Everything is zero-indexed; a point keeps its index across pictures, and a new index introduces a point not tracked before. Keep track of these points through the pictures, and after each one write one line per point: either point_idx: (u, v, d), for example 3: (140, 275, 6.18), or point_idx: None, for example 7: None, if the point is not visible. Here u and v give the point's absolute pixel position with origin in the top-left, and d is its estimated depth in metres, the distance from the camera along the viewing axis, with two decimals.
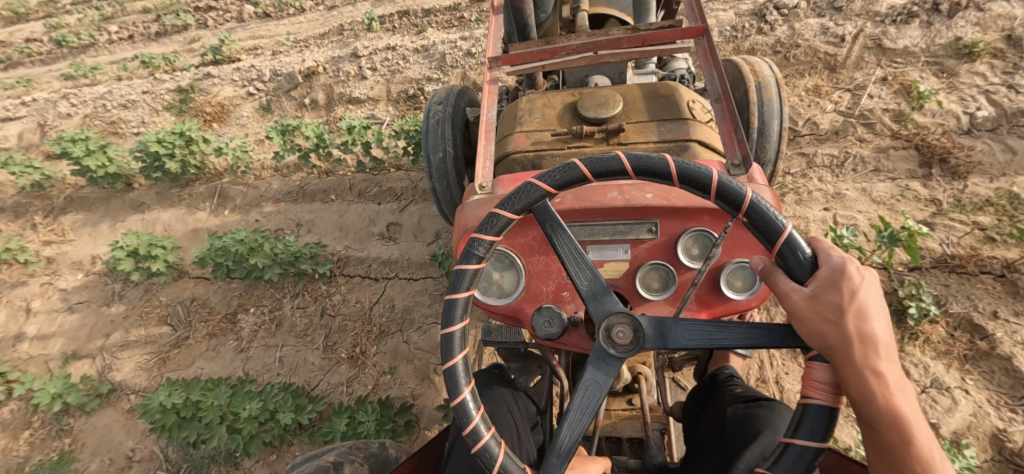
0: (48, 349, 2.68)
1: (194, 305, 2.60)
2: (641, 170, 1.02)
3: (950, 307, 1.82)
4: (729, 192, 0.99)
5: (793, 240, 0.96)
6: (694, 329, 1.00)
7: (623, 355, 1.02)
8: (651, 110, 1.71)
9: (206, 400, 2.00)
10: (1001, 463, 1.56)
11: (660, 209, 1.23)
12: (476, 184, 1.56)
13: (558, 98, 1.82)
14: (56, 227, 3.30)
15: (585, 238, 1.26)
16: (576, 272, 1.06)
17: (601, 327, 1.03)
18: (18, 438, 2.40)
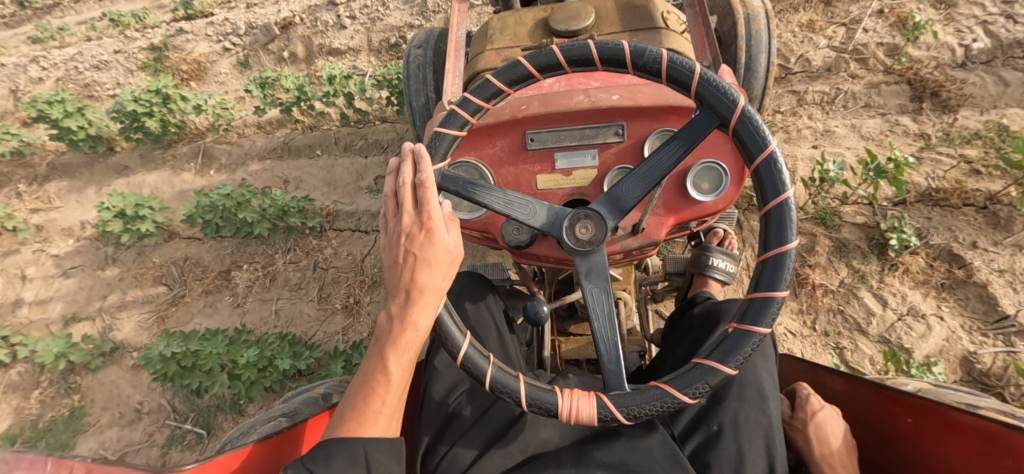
0: (48, 313, 2.73)
1: (187, 264, 2.61)
2: (638, 65, 1.11)
3: (931, 239, 1.85)
4: (713, 94, 1.08)
5: (774, 162, 1.06)
6: (603, 294, 1.11)
7: (570, 238, 1.11)
8: (624, 22, 1.72)
9: (205, 348, 2.06)
10: (969, 383, 1.66)
11: (626, 110, 1.28)
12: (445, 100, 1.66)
13: (530, 14, 1.82)
14: (42, 195, 3.26)
15: (551, 144, 1.31)
16: (632, 180, 1.11)
17: (575, 213, 1.11)
18: (29, 397, 2.49)
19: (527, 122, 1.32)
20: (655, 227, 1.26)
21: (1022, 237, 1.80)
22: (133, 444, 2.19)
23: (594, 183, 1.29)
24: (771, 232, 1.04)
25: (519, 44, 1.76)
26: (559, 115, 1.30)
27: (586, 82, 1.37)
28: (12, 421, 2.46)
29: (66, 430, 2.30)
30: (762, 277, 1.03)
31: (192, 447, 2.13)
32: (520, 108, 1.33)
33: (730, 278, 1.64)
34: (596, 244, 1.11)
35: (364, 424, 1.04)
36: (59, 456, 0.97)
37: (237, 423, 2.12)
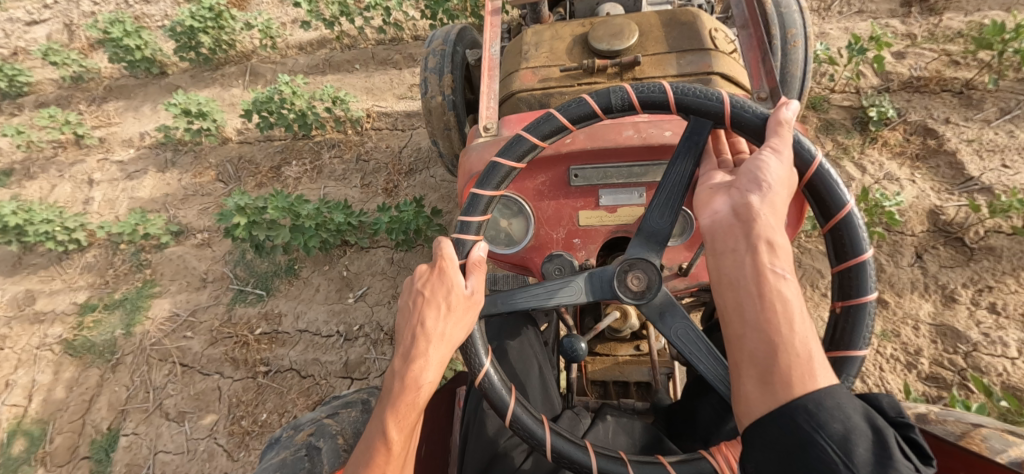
0: (116, 207, 3.05)
1: (241, 163, 2.92)
2: (739, 124, 1.02)
3: (908, 117, 2.08)
4: (793, 145, 1.01)
5: (827, 177, 0.99)
6: (686, 333, 1.06)
7: (626, 297, 1.09)
8: (669, 41, 1.73)
9: (272, 202, 2.32)
10: (934, 233, 1.89)
11: (679, 146, 1.21)
12: (480, 124, 1.61)
13: (567, 30, 1.86)
14: (102, 114, 3.58)
15: (596, 180, 1.26)
16: (655, 209, 1.07)
17: (618, 270, 1.09)
18: (106, 274, 2.83)
19: (570, 157, 1.25)
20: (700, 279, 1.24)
21: (990, 113, 2.02)
22: (201, 303, 2.52)
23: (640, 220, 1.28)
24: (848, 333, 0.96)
25: (556, 65, 1.77)
26: (605, 150, 1.23)
27: (633, 116, 1.28)
28: (92, 292, 2.79)
29: (142, 297, 2.65)
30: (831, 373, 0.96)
31: (253, 305, 2.43)
32: (562, 142, 1.25)
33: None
34: (653, 292, 1.08)
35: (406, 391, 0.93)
36: None
37: (292, 284, 2.44)
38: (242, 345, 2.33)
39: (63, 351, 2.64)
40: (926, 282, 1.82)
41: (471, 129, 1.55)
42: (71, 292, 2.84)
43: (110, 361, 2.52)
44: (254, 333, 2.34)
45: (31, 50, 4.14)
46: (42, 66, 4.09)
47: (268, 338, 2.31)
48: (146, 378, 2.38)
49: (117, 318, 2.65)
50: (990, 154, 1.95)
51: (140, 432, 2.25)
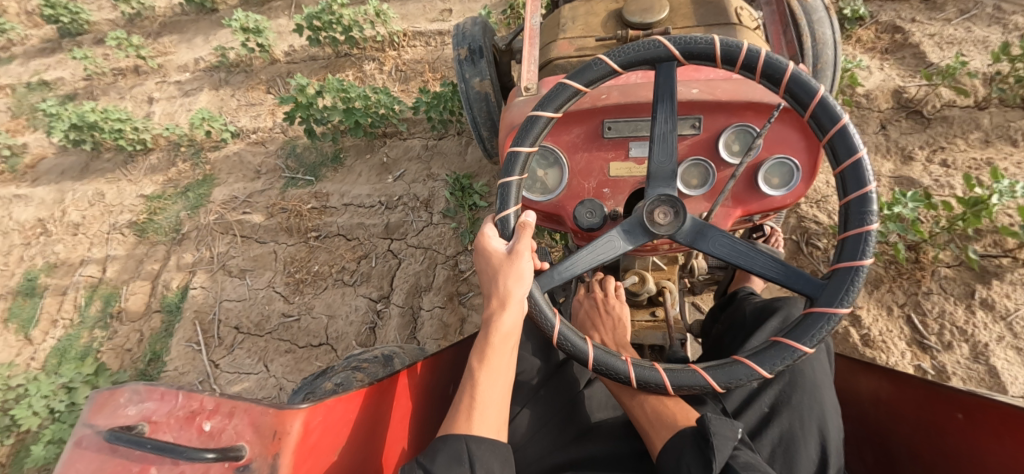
0: (175, 117, 3.41)
1: (289, 77, 3.27)
2: (726, 59, 1.17)
3: (879, 18, 2.40)
4: (798, 84, 1.15)
5: (826, 102, 1.15)
6: (724, 241, 1.21)
7: (654, 232, 1.22)
8: (696, 16, 2.01)
9: (328, 83, 2.65)
10: (898, 110, 2.19)
11: (704, 104, 1.35)
12: (521, 85, 1.83)
13: (601, 6, 2.15)
14: (159, 45, 3.87)
15: (628, 133, 1.44)
16: (658, 150, 1.22)
17: (645, 209, 1.22)
18: (168, 172, 3.20)
19: (605, 111, 1.43)
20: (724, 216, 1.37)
21: (951, 13, 2.34)
22: (257, 188, 2.87)
23: None
24: (850, 211, 1.12)
25: (592, 36, 2.05)
26: (636, 106, 1.41)
27: None
28: (157, 186, 3.17)
29: (203, 188, 3.01)
30: (845, 249, 1.13)
31: (304, 187, 2.77)
32: (600, 98, 1.44)
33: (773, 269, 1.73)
34: (671, 230, 1.22)
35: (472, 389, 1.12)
36: (190, 389, 1.05)
37: (338, 171, 2.77)
38: (294, 215, 2.66)
39: (134, 232, 3.04)
40: (887, 145, 2.12)
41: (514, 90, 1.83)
42: (137, 187, 3.22)
43: (177, 237, 2.90)
44: (305, 206, 2.67)
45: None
46: (101, 9, 4.48)
47: (317, 210, 2.64)
48: (210, 247, 2.74)
49: (181, 205, 3.02)
50: (949, 45, 2.26)
51: (207, 286, 2.61)
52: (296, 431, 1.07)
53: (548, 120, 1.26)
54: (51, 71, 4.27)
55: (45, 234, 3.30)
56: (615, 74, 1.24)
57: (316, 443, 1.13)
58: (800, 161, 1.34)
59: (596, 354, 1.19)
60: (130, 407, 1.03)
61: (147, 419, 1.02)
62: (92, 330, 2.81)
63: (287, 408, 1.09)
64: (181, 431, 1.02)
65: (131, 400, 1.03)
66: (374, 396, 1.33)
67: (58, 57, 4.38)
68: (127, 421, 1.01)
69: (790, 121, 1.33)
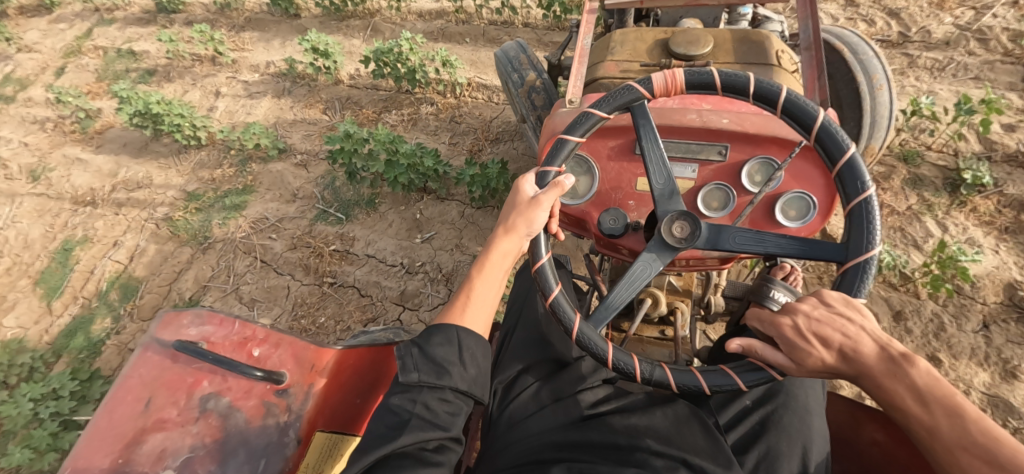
0: (232, 117, 3.42)
1: (348, 103, 3.19)
2: (757, 95, 1.23)
3: (1007, 190, 2.17)
4: (806, 120, 1.20)
5: (852, 162, 1.17)
6: (741, 237, 1.24)
7: (675, 244, 1.24)
8: (739, 54, 2.01)
9: (375, 135, 2.52)
10: (1009, 306, 1.95)
11: (731, 134, 1.40)
12: (566, 99, 1.83)
13: (651, 35, 2.11)
14: (238, 40, 3.91)
15: (657, 154, 1.44)
16: (654, 173, 1.28)
17: (663, 222, 1.25)
18: (213, 172, 3.20)
19: (640, 131, 1.46)
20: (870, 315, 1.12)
21: None
22: (289, 214, 2.80)
23: (688, 193, 1.41)
24: (855, 245, 1.15)
25: (636, 60, 2.07)
26: (668, 127, 1.43)
27: (698, 104, 1.50)
28: (198, 184, 3.19)
29: (239, 198, 2.99)
30: (846, 280, 1.15)
31: (332, 224, 2.68)
32: (637, 114, 1.47)
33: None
34: (685, 243, 1.23)
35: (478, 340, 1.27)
36: (245, 320, 1.31)
37: (369, 215, 2.66)
38: (317, 254, 2.58)
39: (166, 228, 3.07)
40: (986, 349, 1.87)
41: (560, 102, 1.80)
42: (182, 181, 3.25)
43: (203, 244, 2.89)
44: (328, 247, 2.59)
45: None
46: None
47: (339, 254, 2.55)
48: (231, 266, 2.71)
49: (217, 209, 3.03)
50: None
51: (216, 306, 2.56)
52: (327, 366, 1.33)
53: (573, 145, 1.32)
54: (139, 41, 4.47)
55: (91, 207, 3.41)
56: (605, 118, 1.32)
57: (344, 379, 1.35)
58: (818, 198, 1.35)
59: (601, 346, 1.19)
60: (191, 328, 1.25)
61: (205, 339, 1.25)
62: (104, 318, 2.84)
63: (322, 348, 1.35)
64: (232, 353, 1.26)
65: (191, 321, 1.26)
66: (398, 351, 1.50)
67: (150, 29, 4.57)
68: (189, 338, 1.23)
69: (812, 158, 1.36)
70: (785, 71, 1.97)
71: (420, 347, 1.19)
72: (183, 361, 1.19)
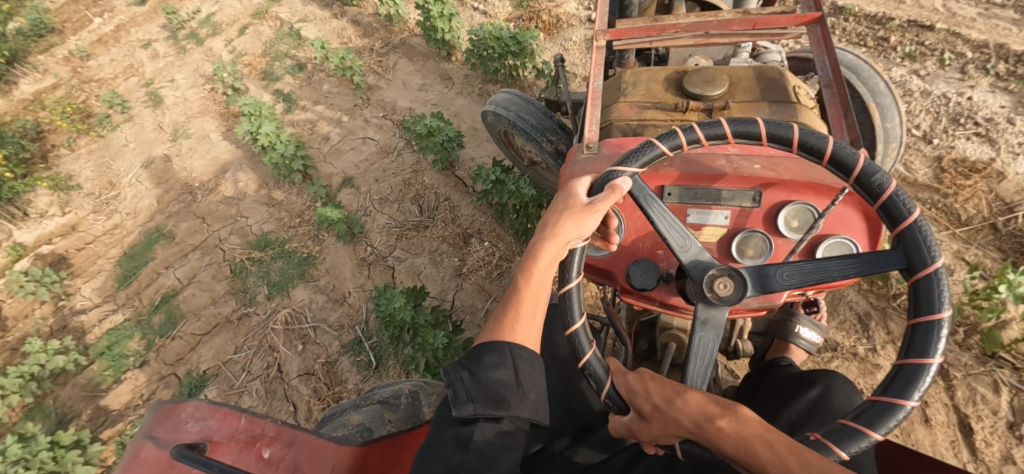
0: (338, 160, 3.07)
1: (445, 204, 2.66)
2: (802, 146, 1.27)
3: None
4: (866, 178, 1.24)
5: (896, 198, 1.21)
6: (790, 272, 1.32)
7: (721, 301, 1.33)
8: (756, 92, 2.02)
9: (428, 334, 2.08)
10: None
11: (766, 181, 1.52)
12: (583, 143, 1.83)
13: (661, 75, 2.14)
14: (383, 63, 3.57)
15: (687, 201, 1.56)
16: (669, 236, 1.39)
17: (705, 284, 1.34)
18: (292, 218, 2.90)
19: (667, 177, 1.54)
20: (576, 226, 1.32)
21: None
22: (327, 323, 2.40)
23: (721, 241, 1.55)
24: (921, 299, 1.17)
25: (653, 102, 2.08)
26: (701, 174, 1.52)
27: (727, 145, 1.59)
28: (273, 226, 2.92)
29: (298, 268, 2.66)
30: (914, 346, 1.15)
31: (358, 369, 2.25)
32: (663, 165, 1.55)
33: (810, 347, 1.98)
34: (726, 302, 1.33)
35: (522, 322, 1.32)
36: (251, 417, 1.35)
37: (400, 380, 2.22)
38: (323, 407, 2.18)
39: (228, 266, 2.86)
40: None
41: (576, 144, 1.82)
42: (263, 214, 3.01)
43: (242, 309, 2.64)
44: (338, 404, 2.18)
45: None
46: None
47: None
48: (250, 359, 2.41)
49: (276, 269, 2.73)
50: None
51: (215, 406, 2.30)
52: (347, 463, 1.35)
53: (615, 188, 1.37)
54: (314, 26, 4.34)
55: (191, 197, 3.37)
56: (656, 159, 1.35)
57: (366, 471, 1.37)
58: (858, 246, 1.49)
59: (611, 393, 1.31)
60: (191, 423, 1.28)
61: (208, 438, 1.28)
62: (141, 339, 2.80)
63: (340, 444, 1.38)
64: (239, 455, 1.30)
65: (195, 418, 1.29)
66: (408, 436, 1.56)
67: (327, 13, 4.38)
68: (192, 437, 1.26)
69: (852, 203, 1.48)
70: (807, 107, 2.01)
71: (472, 372, 1.25)
72: (182, 465, 1.18)
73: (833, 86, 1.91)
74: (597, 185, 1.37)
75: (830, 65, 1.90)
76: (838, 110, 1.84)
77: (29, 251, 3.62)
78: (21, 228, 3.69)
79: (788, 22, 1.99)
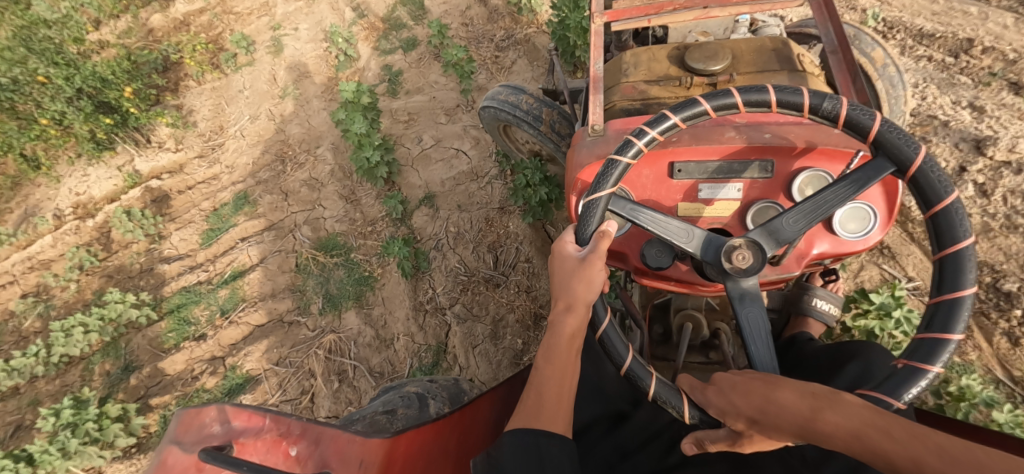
0: (424, 169, 2.82)
1: (523, 264, 2.40)
2: (781, 103, 1.20)
3: None
4: (853, 123, 1.16)
5: (883, 137, 1.15)
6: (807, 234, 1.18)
7: (737, 272, 1.18)
8: (759, 62, 1.90)
9: None
10: None
11: (775, 148, 1.34)
12: (585, 127, 1.65)
13: (662, 53, 2.01)
14: (501, 65, 3.24)
15: (699, 176, 1.39)
16: (667, 217, 1.26)
17: (723, 259, 1.18)
18: (363, 224, 2.75)
19: (672, 154, 1.38)
20: (586, 286, 1.20)
21: None
22: (371, 365, 2.31)
23: (734, 213, 1.40)
24: (945, 272, 1.10)
25: (656, 79, 1.94)
26: (706, 149, 1.37)
27: (732, 119, 1.43)
28: (345, 228, 2.78)
29: (357, 286, 2.52)
30: (937, 317, 1.08)
31: None
32: (666, 142, 1.39)
33: (832, 315, 1.64)
34: (752, 274, 1.18)
35: (548, 400, 1.15)
36: (277, 415, 1.23)
37: None
38: None
39: (294, 258, 2.78)
40: None
41: (579, 130, 1.66)
42: (340, 210, 2.88)
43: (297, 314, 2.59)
44: None
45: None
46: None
47: None
48: (293, 374, 2.38)
49: (336, 277, 2.61)
50: None
51: None
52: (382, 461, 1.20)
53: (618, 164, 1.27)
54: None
55: (281, 167, 3.31)
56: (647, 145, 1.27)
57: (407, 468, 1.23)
58: (876, 206, 1.32)
59: (658, 389, 1.15)
60: (217, 426, 1.18)
61: (235, 440, 1.17)
62: (206, 309, 2.86)
63: (369, 439, 1.24)
64: (268, 454, 1.19)
65: (217, 422, 1.19)
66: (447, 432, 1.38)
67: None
68: (218, 440, 1.16)
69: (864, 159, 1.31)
70: (814, 75, 1.90)
71: (492, 457, 1.09)
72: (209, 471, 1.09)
73: (842, 53, 1.82)
74: (585, 233, 1.26)
75: (834, 31, 1.79)
76: (846, 74, 1.73)
77: (143, 181, 3.83)
78: (140, 156, 3.88)
79: None
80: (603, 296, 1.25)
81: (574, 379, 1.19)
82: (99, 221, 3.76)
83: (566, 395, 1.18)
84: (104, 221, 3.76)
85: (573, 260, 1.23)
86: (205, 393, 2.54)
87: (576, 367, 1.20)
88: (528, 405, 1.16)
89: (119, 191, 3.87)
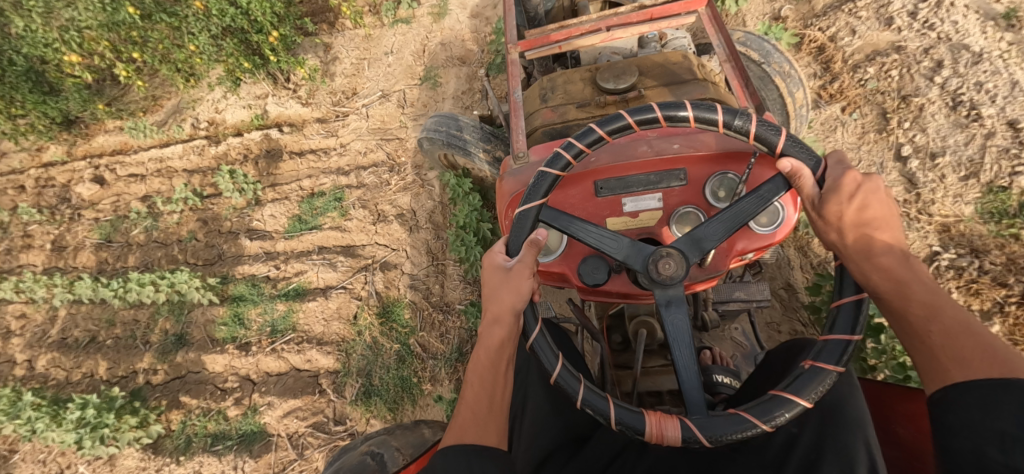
0: None
1: None
2: (700, 120, 1.22)
3: None
4: (762, 138, 1.22)
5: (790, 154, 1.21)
6: (715, 228, 1.25)
7: (660, 279, 1.23)
8: (663, 76, 1.87)
9: None
10: None
11: (687, 158, 1.42)
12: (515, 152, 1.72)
13: (577, 75, 1.98)
14: None
15: (620, 191, 1.44)
16: (597, 237, 1.30)
17: (648, 265, 1.24)
18: (431, 308, 2.36)
19: (596, 172, 1.45)
20: (514, 295, 1.25)
21: None
22: None
23: (660, 222, 1.44)
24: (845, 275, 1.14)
25: (573, 102, 1.89)
26: (625, 164, 1.44)
27: (645, 132, 1.50)
28: (412, 300, 2.40)
29: (394, 391, 2.22)
30: (838, 322, 1.11)
31: None
32: (590, 160, 1.47)
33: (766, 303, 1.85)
34: (675, 280, 1.23)
35: (473, 409, 1.27)
36: None
37: None
38: None
39: (354, 308, 2.43)
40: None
41: (508, 156, 1.71)
42: (418, 274, 2.48)
43: (332, 381, 2.30)
44: None
45: (821, 14, 2.85)
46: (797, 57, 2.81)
47: None
48: (291, 455, 2.19)
49: (378, 362, 2.28)
50: None
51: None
52: None
53: (552, 178, 1.29)
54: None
55: (387, 176, 2.86)
56: (567, 166, 1.30)
57: None
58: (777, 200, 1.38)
59: (585, 395, 1.18)
60: None
61: None
62: (258, 314, 2.66)
63: None
64: None
65: None
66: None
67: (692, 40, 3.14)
68: None
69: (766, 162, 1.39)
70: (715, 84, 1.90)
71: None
72: None
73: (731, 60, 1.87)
74: (512, 245, 1.31)
75: (726, 44, 1.88)
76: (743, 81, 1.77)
77: (267, 124, 3.66)
78: (274, 96, 3.68)
79: (679, 8, 1.98)
80: (534, 307, 1.30)
81: (500, 390, 1.27)
82: (219, 151, 3.62)
83: (496, 405, 1.27)
84: (223, 152, 3.59)
85: (500, 274, 1.28)
86: (226, 420, 2.41)
87: (505, 378, 1.28)
88: (459, 423, 1.27)
89: (245, 125, 3.73)
